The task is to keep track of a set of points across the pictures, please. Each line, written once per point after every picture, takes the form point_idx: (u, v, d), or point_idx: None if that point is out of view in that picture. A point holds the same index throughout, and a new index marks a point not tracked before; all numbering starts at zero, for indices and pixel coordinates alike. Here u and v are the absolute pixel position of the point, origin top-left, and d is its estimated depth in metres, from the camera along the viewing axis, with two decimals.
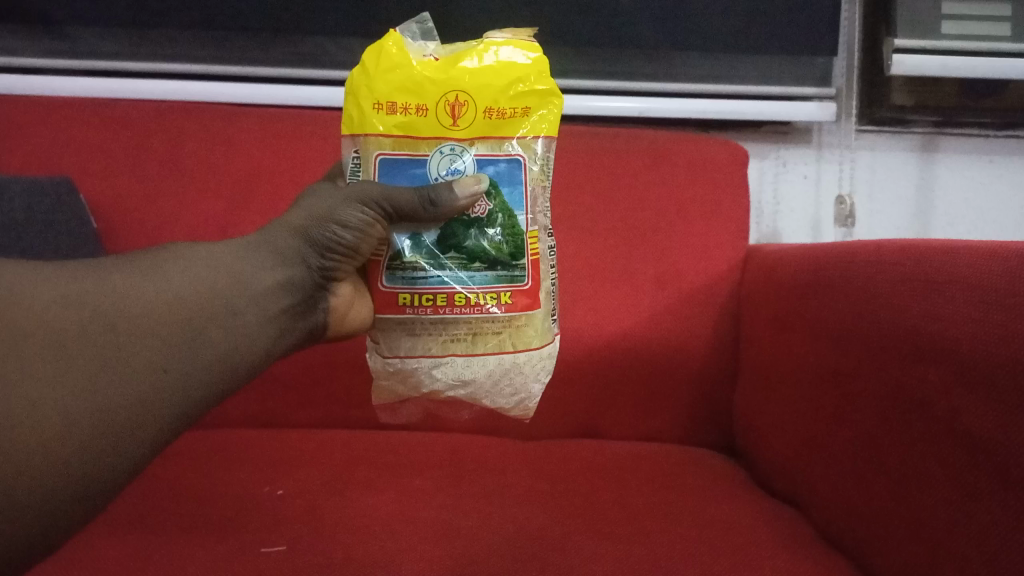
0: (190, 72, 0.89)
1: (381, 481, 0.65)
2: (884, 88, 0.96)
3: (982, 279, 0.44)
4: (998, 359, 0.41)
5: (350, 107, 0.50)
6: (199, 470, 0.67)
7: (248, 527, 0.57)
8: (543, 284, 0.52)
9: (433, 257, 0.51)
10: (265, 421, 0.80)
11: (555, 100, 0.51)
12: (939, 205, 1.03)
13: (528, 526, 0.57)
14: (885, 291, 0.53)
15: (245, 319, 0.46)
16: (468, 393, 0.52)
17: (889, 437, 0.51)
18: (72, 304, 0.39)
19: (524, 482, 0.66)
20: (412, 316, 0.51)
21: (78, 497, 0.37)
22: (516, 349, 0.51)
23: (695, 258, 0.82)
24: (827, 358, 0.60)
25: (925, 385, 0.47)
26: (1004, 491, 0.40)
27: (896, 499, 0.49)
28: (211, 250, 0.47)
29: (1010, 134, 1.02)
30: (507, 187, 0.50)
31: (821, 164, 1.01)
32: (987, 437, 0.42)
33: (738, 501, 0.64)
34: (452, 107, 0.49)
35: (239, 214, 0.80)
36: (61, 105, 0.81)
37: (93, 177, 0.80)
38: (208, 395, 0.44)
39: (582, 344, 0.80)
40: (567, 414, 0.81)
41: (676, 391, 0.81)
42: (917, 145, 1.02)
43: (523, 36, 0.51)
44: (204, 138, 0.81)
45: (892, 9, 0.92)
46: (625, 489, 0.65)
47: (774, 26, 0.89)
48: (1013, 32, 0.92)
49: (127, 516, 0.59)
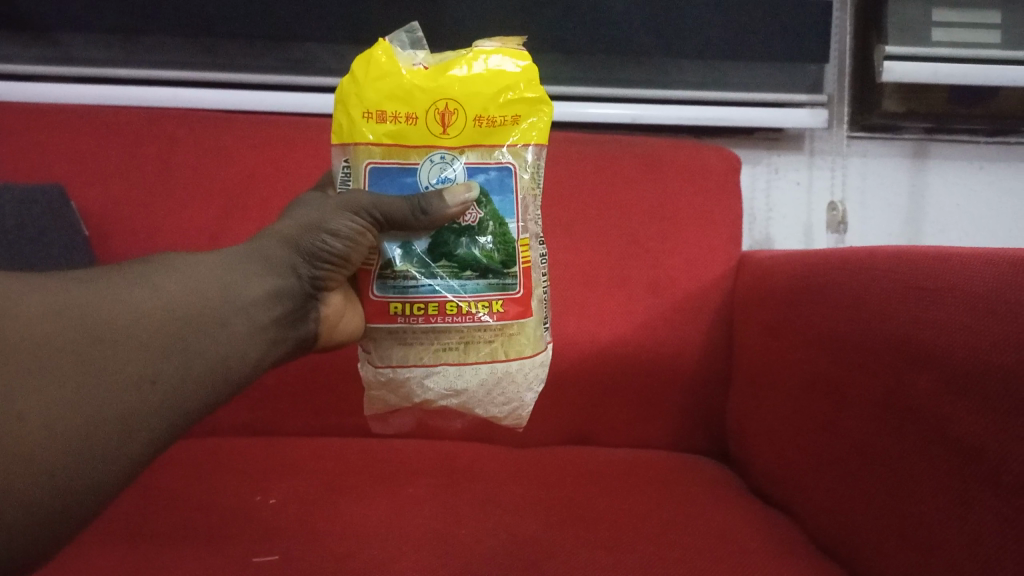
0: (181, 79, 0.89)
1: (373, 490, 0.64)
2: (875, 95, 0.97)
3: (972, 286, 0.44)
4: (990, 366, 0.41)
5: (339, 116, 0.50)
6: (190, 479, 0.67)
7: (240, 538, 0.56)
8: (535, 292, 0.52)
9: (424, 265, 0.51)
10: (256, 430, 0.80)
11: (544, 108, 0.51)
12: (930, 212, 1.04)
13: (521, 534, 0.57)
14: (876, 298, 0.53)
15: (235, 329, 0.45)
16: (460, 403, 0.51)
17: (881, 445, 0.50)
18: (59, 315, 0.39)
19: (518, 490, 0.65)
20: (403, 325, 0.50)
21: (67, 510, 0.37)
22: (508, 358, 0.51)
23: (687, 265, 0.82)
24: (818, 365, 0.60)
25: (917, 393, 0.47)
26: (997, 498, 0.40)
27: (890, 506, 0.49)
28: (200, 260, 0.47)
29: (1000, 141, 1.03)
30: (498, 195, 0.50)
31: (813, 171, 1.01)
32: (978, 444, 0.42)
33: (732, 509, 0.63)
34: (442, 115, 0.49)
35: (230, 222, 0.80)
36: (51, 112, 0.81)
37: (84, 184, 0.80)
38: (198, 406, 0.43)
39: (575, 352, 0.80)
40: (561, 422, 0.81)
41: (668, 397, 0.81)
42: (908, 152, 1.03)
43: (513, 44, 0.52)
44: (195, 145, 0.81)
45: (882, 16, 0.93)
46: (618, 496, 0.65)
47: (765, 33, 0.90)
48: (1002, 39, 0.93)
49: (118, 527, 0.58)
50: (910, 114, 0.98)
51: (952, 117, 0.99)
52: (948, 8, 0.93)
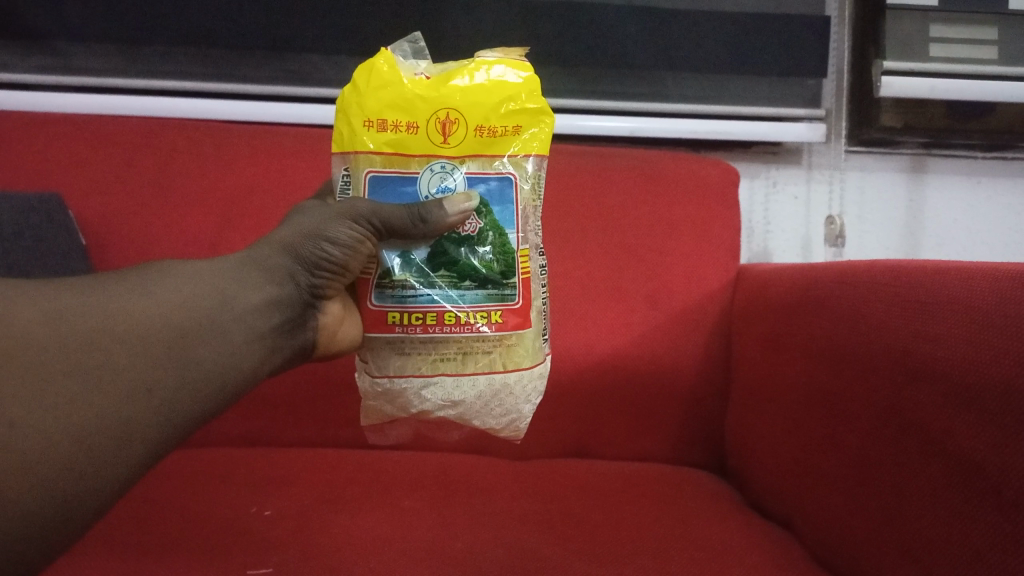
0: (181, 89, 0.89)
1: (371, 502, 0.64)
2: (874, 109, 0.97)
3: (972, 299, 0.44)
4: (991, 380, 0.41)
5: (340, 125, 0.50)
6: (185, 490, 0.66)
7: (234, 550, 0.56)
8: (534, 303, 0.52)
9: (423, 275, 0.50)
10: (253, 442, 0.80)
11: (546, 119, 0.51)
12: (928, 226, 1.04)
13: (518, 547, 0.57)
14: (875, 313, 0.53)
15: (231, 338, 0.45)
16: (457, 414, 0.51)
17: (881, 459, 0.50)
18: (53, 324, 0.39)
19: (515, 503, 0.65)
20: (401, 335, 0.50)
21: (60, 521, 0.37)
22: (507, 369, 0.51)
23: (686, 278, 0.82)
24: (816, 378, 0.60)
25: (917, 408, 0.47)
26: (998, 512, 0.40)
27: (889, 520, 0.49)
28: (197, 268, 0.47)
29: (997, 156, 1.03)
30: (498, 206, 0.50)
31: (811, 184, 1.02)
32: (977, 459, 0.41)
33: (730, 523, 0.63)
34: (443, 125, 0.49)
35: (229, 231, 0.80)
36: (52, 122, 0.81)
37: (82, 193, 0.80)
38: (196, 414, 0.43)
39: (573, 364, 0.80)
40: (558, 435, 0.80)
41: (667, 410, 0.80)
42: (905, 166, 1.03)
43: (515, 56, 0.52)
44: (196, 155, 0.81)
45: (880, 32, 0.94)
46: (615, 509, 0.64)
47: (763, 48, 0.91)
48: (998, 55, 0.94)
49: (112, 537, 0.58)
50: (908, 129, 0.98)
51: (950, 131, 0.99)
52: (945, 23, 0.93)
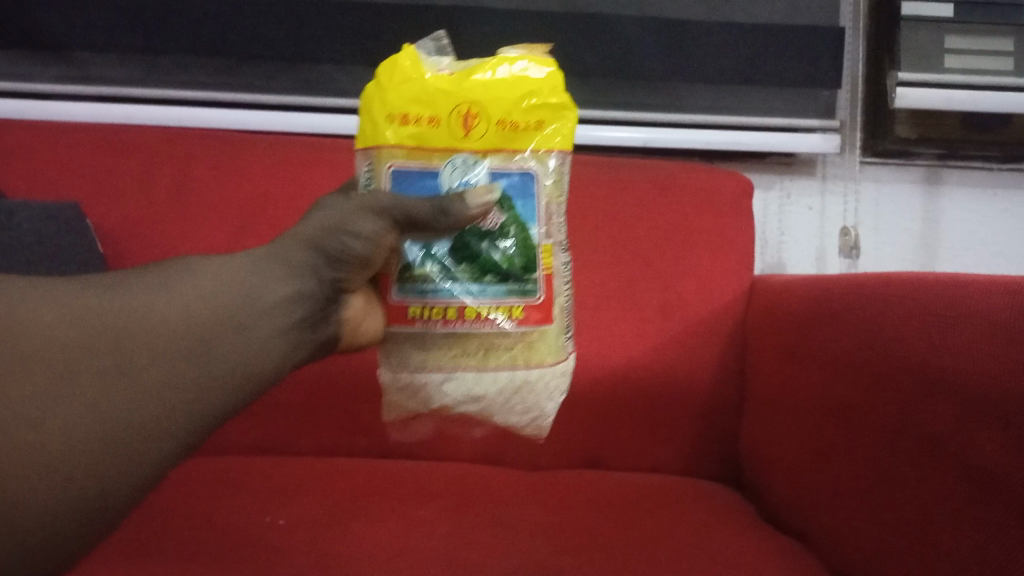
0: (198, 98, 0.90)
1: (383, 512, 0.64)
2: (889, 119, 0.97)
3: (989, 313, 0.44)
4: (1010, 394, 0.40)
5: (363, 122, 0.51)
6: (198, 499, 0.66)
7: (246, 559, 0.56)
8: (556, 300, 0.52)
9: (445, 269, 0.50)
10: (266, 449, 0.80)
11: (569, 114, 0.51)
12: (944, 238, 1.03)
13: (530, 564, 0.56)
14: (894, 322, 0.52)
15: (254, 334, 0.44)
16: (479, 409, 0.51)
17: (901, 468, 0.50)
18: (74, 325, 0.39)
19: (529, 515, 0.65)
20: (422, 329, 0.50)
21: (78, 525, 0.37)
22: (528, 365, 0.50)
23: (700, 287, 0.81)
24: (833, 387, 0.59)
25: (937, 420, 0.46)
26: (1017, 527, 0.40)
27: (908, 529, 0.48)
28: (218, 263, 0.46)
29: (1014, 168, 1.02)
30: (520, 201, 0.50)
31: (826, 195, 1.01)
32: (997, 471, 0.41)
33: (747, 538, 0.62)
34: (465, 119, 0.49)
35: (244, 238, 0.80)
36: (71, 130, 0.82)
37: (99, 201, 0.80)
38: (217, 414, 0.43)
39: (587, 374, 0.80)
40: (571, 445, 0.80)
41: (681, 419, 0.80)
42: (921, 177, 1.03)
43: (538, 53, 0.52)
44: (212, 162, 0.81)
45: (897, 43, 0.94)
46: (628, 523, 0.64)
47: (781, 58, 0.90)
48: (1014, 66, 0.93)
49: (127, 545, 0.58)
50: (922, 140, 0.98)
51: (965, 142, 0.99)
52: (959, 34, 0.93)
